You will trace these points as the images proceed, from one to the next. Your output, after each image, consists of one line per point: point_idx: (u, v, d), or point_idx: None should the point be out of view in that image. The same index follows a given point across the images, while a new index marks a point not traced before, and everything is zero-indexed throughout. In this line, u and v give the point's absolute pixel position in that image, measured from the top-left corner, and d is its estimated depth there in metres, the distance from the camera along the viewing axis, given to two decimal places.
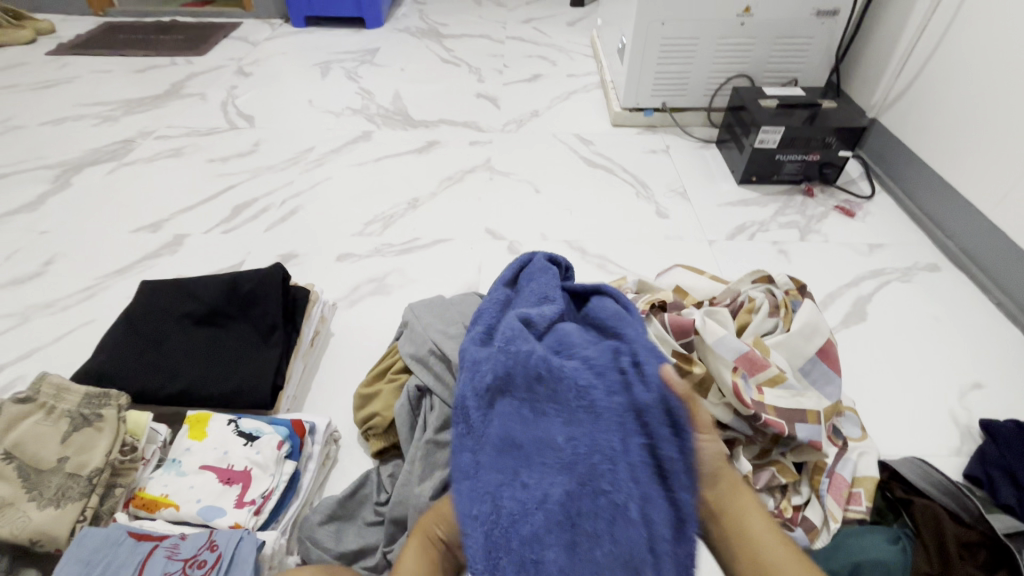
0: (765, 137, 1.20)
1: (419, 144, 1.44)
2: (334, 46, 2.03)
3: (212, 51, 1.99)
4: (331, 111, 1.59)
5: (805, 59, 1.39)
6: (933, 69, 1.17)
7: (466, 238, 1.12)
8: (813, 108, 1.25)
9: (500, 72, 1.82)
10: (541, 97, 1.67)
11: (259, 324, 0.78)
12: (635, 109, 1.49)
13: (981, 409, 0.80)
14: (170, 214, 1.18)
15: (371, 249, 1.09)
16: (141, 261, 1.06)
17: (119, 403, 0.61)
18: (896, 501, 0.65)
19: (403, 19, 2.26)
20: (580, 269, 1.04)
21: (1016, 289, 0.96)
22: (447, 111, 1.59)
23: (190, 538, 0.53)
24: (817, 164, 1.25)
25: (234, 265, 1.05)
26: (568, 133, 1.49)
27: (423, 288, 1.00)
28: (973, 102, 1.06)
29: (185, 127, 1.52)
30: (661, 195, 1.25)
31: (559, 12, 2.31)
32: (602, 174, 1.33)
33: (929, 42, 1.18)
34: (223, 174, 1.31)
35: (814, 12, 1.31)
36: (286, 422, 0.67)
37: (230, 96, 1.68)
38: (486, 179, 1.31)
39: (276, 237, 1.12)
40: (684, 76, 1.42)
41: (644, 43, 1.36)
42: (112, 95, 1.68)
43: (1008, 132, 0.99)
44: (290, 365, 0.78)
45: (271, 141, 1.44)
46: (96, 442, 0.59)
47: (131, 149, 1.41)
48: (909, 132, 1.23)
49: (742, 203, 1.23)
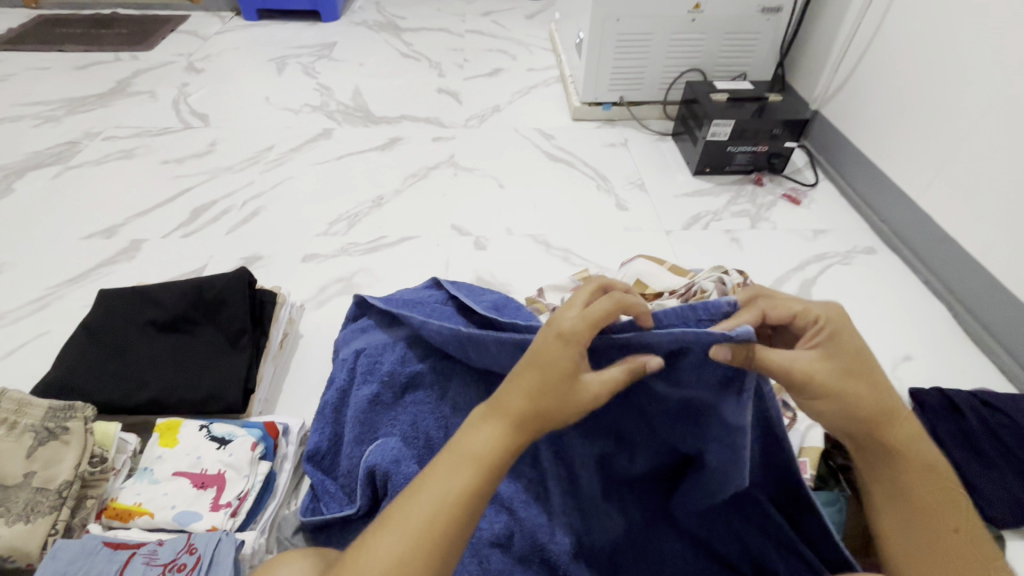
0: (717, 130, 1.26)
1: (381, 141, 1.45)
2: (290, 40, 2.00)
3: (159, 45, 1.91)
4: (290, 108, 1.58)
5: (752, 53, 1.44)
6: (868, 63, 1.23)
7: (433, 234, 1.15)
8: (761, 101, 1.32)
9: (461, 66, 1.86)
10: (503, 91, 1.71)
11: (227, 329, 0.77)
12: (594, 103, 1.53)
13: (910, 379, 0.88)
14: (124, 218, 1.15)
15: (337, 248, 1.10)
16: (96, 269, 1.04)
17: (85, 415, 0.61)
18: (837, 469, 0.72)
19: (360, 13, 2.23)
20: (544, 262, 1.09)
21: (940, 267, 1.05)
22: (408, 107, 1.61)
23: (239, 512, 0.61)
24: (765, 155, 1.31)
25: (197, 268, 1.05)
26: (530, 127, 1.53)
27: (390, 286, 1.03)
28: (906, 93, 1.12)
29: (135, 126, 1.46)
30: (621, 188, 1.30)
31: (517, 5, 2.33)
32: (564, 168, 1.37)
33: (864, 37, 1.24)
34: (178, 175, 1.29)
35: (759, 9, 1.36)
36: (258, 424, 0.69)
37: (181, 94, 1.62)
38: (451, 175, 1.33)
39: (240, 241, 1.11)
40: (639, 72, 1.47)
41: (601, 40, 1.40)
42: (52, 94, 1.60)
43: (934, 120, 1.06)
44: (260, 368, 0.78)
45: (228, 141, 1.42)
46: (63, 455, 0.59)
47: (77, 152, 1.36)
48: (846, 122, 1.31)
49: (697, 194, 1.28)
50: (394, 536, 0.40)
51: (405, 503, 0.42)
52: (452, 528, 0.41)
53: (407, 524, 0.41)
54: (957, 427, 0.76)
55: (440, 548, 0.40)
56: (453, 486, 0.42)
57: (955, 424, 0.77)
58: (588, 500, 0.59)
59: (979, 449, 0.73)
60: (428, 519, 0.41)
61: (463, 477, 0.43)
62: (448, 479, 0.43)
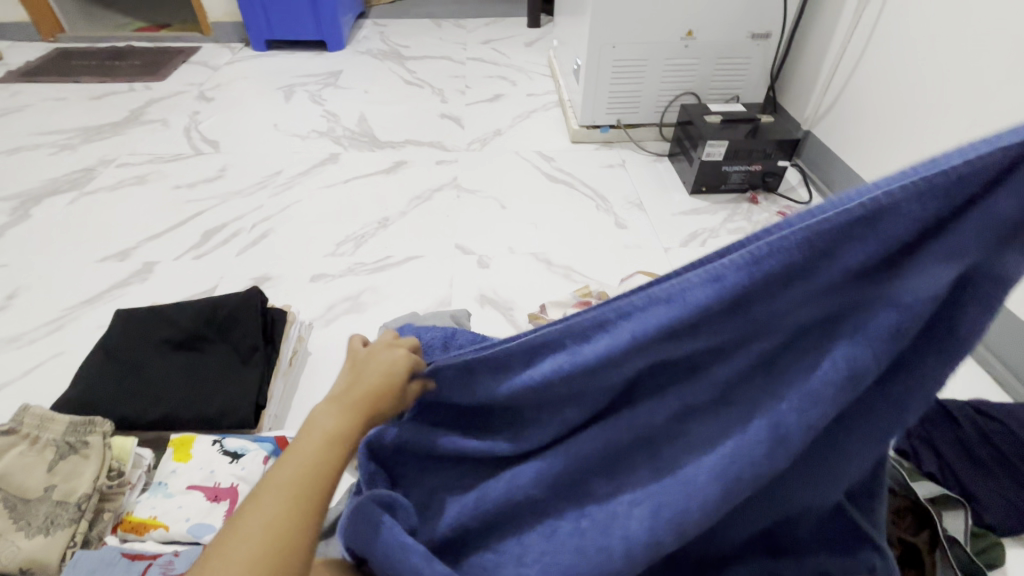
0: (711, 151, 1.30)
1: (386, 165, 1.49)
2: (298, 69, 2.08)
3: (171, 76, 1.98)
4: (298, 135, 1.63)
5: (744, 77, 1.50)
6: (855, 85, 1.28)
7: (437, 253, 1.18)
8: (754, 122, 1.37)
9: (462, 92, 1.92)
10: (504, 116, 1.77)
11: (239, 347, 0.79)
12: (592, 126, 1.58)
13: None
14: (137, 242, 1.19)
15: (344, 268, 1.13)
16: (110, 290, 1.07)
17: (103, 430, 0.63)
18: None
19: (365, 42, 2.31)
20: (546, 279, 1.11)
21: None
22: (412, 132, 1.66)
23: None
24: (760, 173, 1.35)
25: (209, 289, 1.08)
26: (530, 150, 1.57)
27: (396, 304, 1.05)
28: (893, 113, 1.17)
29: (148, 153, 1.51)
30: (619, 207, 1.33)
31: (516, 33, 2.41)
32: (564, 189, 1.41)
33: (850, 61, 1.29)
34: (190, 200, 1.33)
35: (750, 35, 1.42)
36: (269, 439, 0.71)
37: (193, 122, 1.68)
38: (455, 196, 1.37)
39: (250, 262, 1.15)
40: (635, 96, 1.52)
41: (598, 66, 1.45)
42: (68, 123, 1.66)
43: (921, 138, 1.10)
44: (271, 384, 0.80)
45: (237, 166, 1.47)
46: (82, 469, 0.61)
47: (92, 179, 1.40)
48: (836, 142, 1.35)
49: (694, 212, 1.31)
50: (250, 542, 0.36)
51: (250, 509, 0.38)
52: (321, 504, 0.39)
53: (263, 520, 0.37)
54: (954, 436, 0.78)
55: (306, 528, 0.38)
56: (293, 471, 0.40)
57: (952, 433, 0.78)
58: (689, 525, 0.43)
59: (977, 458, 0.75)
60: (282, 514, 0.37)
61: (311, 457, 0.41)
62: (293, 466, 0.40)
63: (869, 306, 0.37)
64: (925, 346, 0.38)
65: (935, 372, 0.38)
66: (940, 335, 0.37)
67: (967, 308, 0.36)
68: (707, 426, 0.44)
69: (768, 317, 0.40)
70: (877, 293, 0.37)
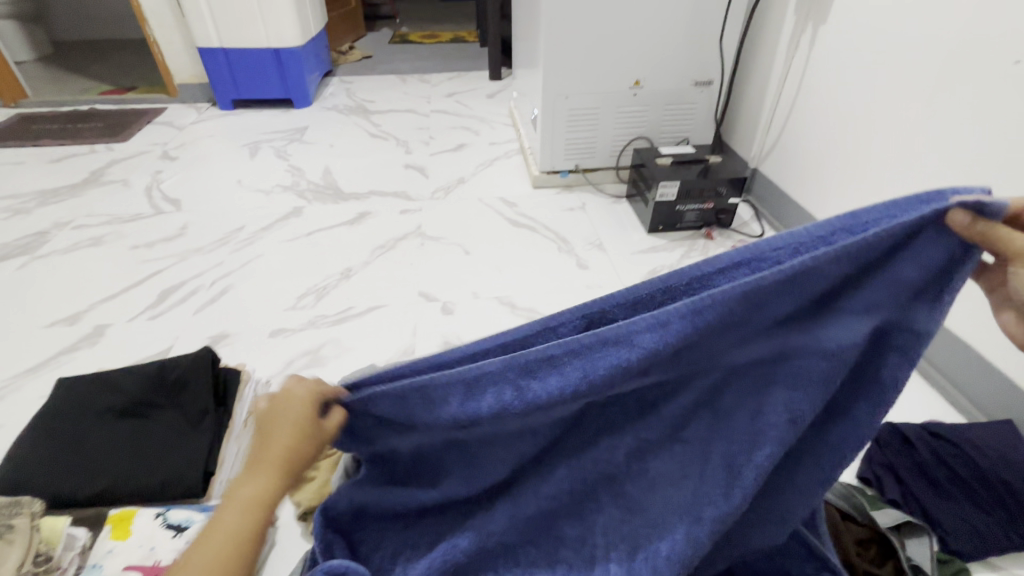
0: (665, 191, 1.35)
1: (351, 216, 1.51)
2: (264, 126, 2.11)
3: (134, 136, 1.99)
4: (261, 190, 1.64)
5: (692, 121, 1.58)
6: (793, 126, 1.37)
7: (401, 302, 1.18)
8: (703, 163, 1.44)
9: (427, 143, 1.98)
10: (467, 164, 1.82)
11: (188, 411, 0.76)
12: (551, 171, 1.63)
13: None
14: (89, 305, 1.15)
15: (305, 322, 1.12)
16: (57, 357, 1.03)
17: (32, 510, 0.59)
18: None
19: (331, 98, 2.37)
20: (510, 323, 1.12)
21: None
22: (377, 183, 1.69)
23: None
24: (712, 211, 1.41)
25: (163, 350, 1.05)
26: (493, 196, 1.61)
27: (359, 356, 1.04)
28: (829, 151, 1.25)
29: (106, 214, 1.49)
30: (580, 248, 1.37)
31: (479, 86, 2.52)
32: (527, 233, 1.44)
33: (786, 104, 1.38)
34: (147, 259, 1.30)
35: (693, 83, 1.51)
36: (217, 508, 0.68)
37: (154, 181, 1.67)
38: (419, 244, 1.38)
39: (207, 320, 1.12)
40: (591, 142, 1.58)
41: (553, 115, 1.52)
42: (24, 187, 1.64)
43: (857, 173, 1.17)
44: (222, 449, 0.76)
45: (198, 224, 1.45)
46: (5, 555, 0.56)
47: (45, 242, 1.37)
48: (782, 179, 1.43)
49: (652, 250, 1.35)
50: None
51: None
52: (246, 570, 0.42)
53: None
54: (911, 460, 0.79)
55: None
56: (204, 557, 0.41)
57: (909, 457, 0.79)
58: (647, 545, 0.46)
59: (934, 481, 0.76)
60: None
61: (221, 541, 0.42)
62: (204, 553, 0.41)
63: (799, 359, 0.42)
64: (855, 391, 0.43)
65: (865, 419, 0.43)
66: (865, 378, 0.43)
67: (889, 358, 0.41)
68: (671, 472, 0.46)
69: (703, 352, 0.43)
70: (807, 336, 0.41)
